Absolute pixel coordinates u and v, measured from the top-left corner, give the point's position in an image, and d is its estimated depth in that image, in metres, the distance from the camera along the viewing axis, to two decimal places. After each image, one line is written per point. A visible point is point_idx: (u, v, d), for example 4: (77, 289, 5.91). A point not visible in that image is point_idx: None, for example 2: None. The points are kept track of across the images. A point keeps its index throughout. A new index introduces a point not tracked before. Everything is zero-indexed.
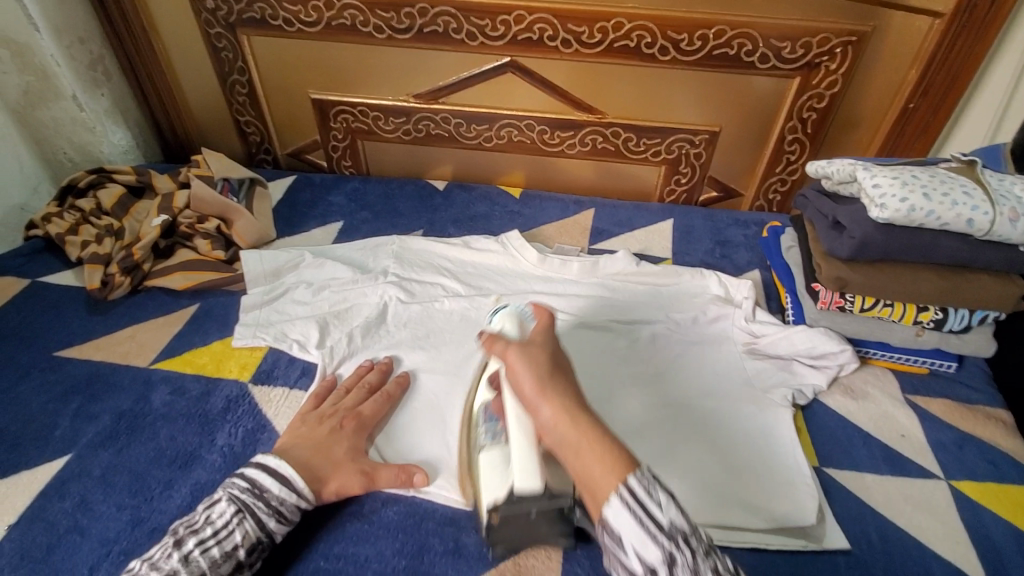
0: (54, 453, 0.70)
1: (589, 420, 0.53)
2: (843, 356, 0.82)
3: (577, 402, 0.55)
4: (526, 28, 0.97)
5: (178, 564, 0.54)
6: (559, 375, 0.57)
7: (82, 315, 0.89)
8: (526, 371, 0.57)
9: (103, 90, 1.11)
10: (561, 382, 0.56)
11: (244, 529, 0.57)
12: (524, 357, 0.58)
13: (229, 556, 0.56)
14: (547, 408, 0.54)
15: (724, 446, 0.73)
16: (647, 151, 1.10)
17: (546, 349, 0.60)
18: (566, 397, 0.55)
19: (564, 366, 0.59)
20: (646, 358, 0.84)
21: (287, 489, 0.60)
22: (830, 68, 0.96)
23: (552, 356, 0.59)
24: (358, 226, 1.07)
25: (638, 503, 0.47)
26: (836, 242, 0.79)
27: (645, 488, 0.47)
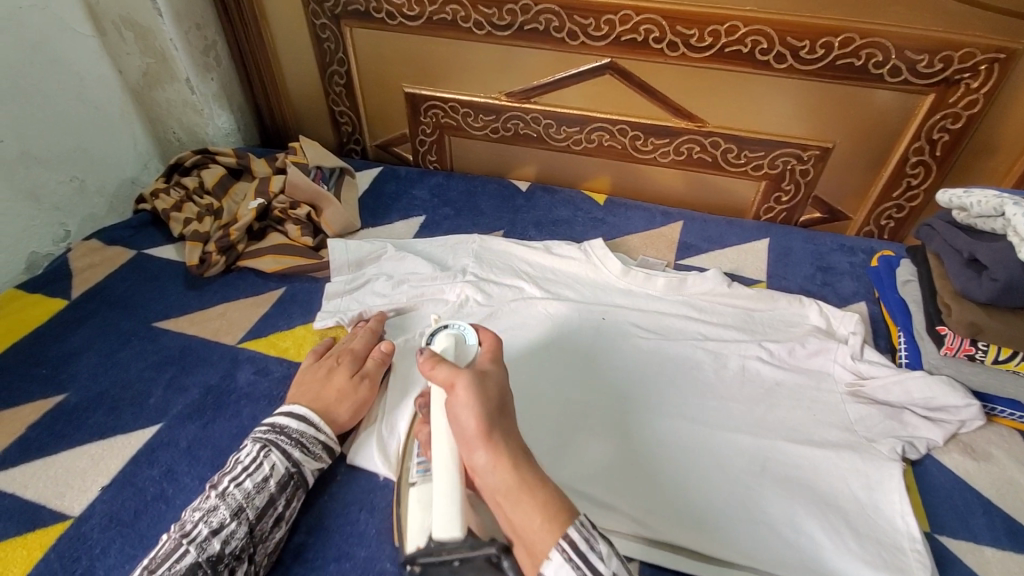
0: (147, 420, 0.74)
1: (530, 468, 0.53)
2: (966, 412, 0.73)
3: (519, 451, 0.55)
4: (631, 29, 0.93)
5: (216, 501, 0.58)
6: (502, 418, 0.57)
7: (179, 289, 0.93)
8: (468, 415, 0.55)
9: (212, 75, 1.15)
10: (502, 431, 0.55)
11: (271, 461, 0.61)
12: (474, 385, 0.57)
13: (262, 489, 0.60)
14: (491, 440, 0.54)
15: (812, 506, 0.66)
16: (748, 165, 1.03)
17: (497, 385, 0.59)
18: (507, 443, 0.54)
19: (502, 410, 0.57)
20: (728, 394, 0.78)
21: (304, 423, 0.65)
22: (970, 86, 0.86)
23: (496, 395, 0.58)
24: (440, 222, 1.06)
25: (580, 557, 0.48)
26: (972, 283, 0.71)
27: (586, 540, 0.50)
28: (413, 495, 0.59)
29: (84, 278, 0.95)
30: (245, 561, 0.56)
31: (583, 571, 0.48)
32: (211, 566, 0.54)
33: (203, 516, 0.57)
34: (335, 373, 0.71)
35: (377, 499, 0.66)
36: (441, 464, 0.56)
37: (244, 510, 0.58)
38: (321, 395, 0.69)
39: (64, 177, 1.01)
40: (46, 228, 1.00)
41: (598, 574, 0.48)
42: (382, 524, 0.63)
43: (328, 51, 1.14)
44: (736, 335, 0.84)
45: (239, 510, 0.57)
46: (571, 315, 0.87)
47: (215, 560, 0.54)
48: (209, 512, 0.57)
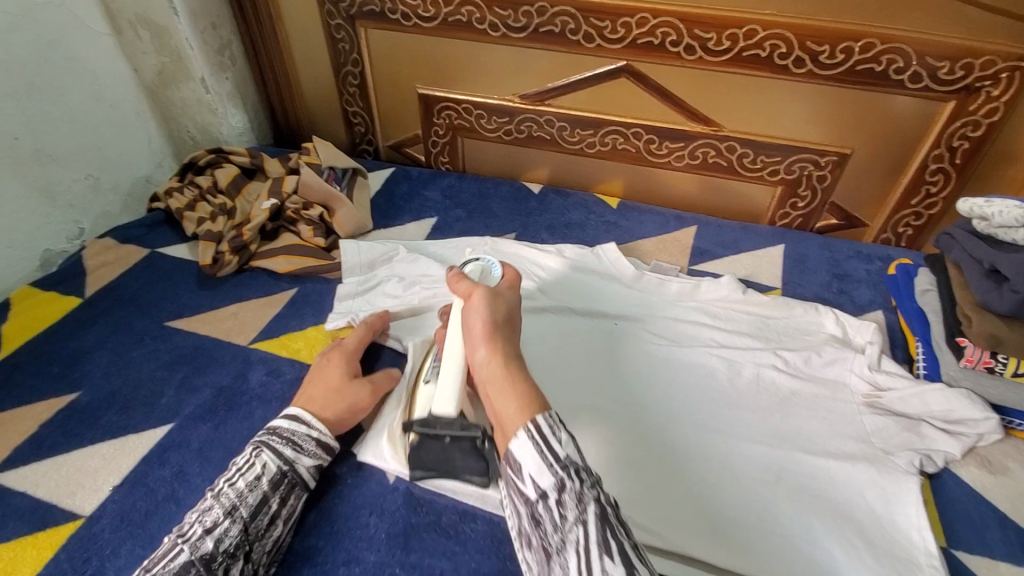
0: (158, 420, 0.74)
1: (518, 365, 0.60)
2: (985, 425, 0.71)
3: (513, 350, 0.62)
4: (647, 32, 0.92)
5: (210, 501, 0.58)
6: (506, 327, 0.65)
7: (192, 288, 0.93)
8: (478, 325, 0.63)
9: (227, 74, 1.16)
10: (501, 335, 0.63)
11: (263, 460, 0.61)
12: (487, 300, 0.65)
13: (255, 486, 0.59)
14: (491, 340, 0.62)
15: (823, 514, 0.65)
16: (764, 170, 1.02)
17: (507, 302, 0.67)
18: (505, 346, 0.62)
19: (509, 324, 0.65)
20: (742, 400, 0.77)
21: (295, 422, 0.65)
22: (991, 94, 0.84)
23: (505, 310, 0.66)
24: (452, 224, 1.06)
25: (541, 437, 0.51)
26: (993, 295, 0.70)
27: (550, 426, 0.52)
28: (424, 390, 0.69)
29: (98, 276, 0.95)
30: (241, 560, 0.55)
31: (541, 450, 0.50)
32: (204, 564, 0.53)
33: (197, 516, 0.56)
34: (330, 372, 0.71)
35: (388, 503, 0.65)
36: (451, 360, 0.65)
37: (238, 508, 0.57)
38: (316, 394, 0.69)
39: (80, 174, 1.02)
40: (60, 225, 1.01)
41: (556, 455, 0.50)
42: (393, 528, 0.63)
43: (342, 51, 1.14)
44: (750, 342, 0.84)
45: (232, 509, 0.57)
46: (585, 320, 0.86)
47: (209, 558, 0.53)
48: (203, 512, 0.57)
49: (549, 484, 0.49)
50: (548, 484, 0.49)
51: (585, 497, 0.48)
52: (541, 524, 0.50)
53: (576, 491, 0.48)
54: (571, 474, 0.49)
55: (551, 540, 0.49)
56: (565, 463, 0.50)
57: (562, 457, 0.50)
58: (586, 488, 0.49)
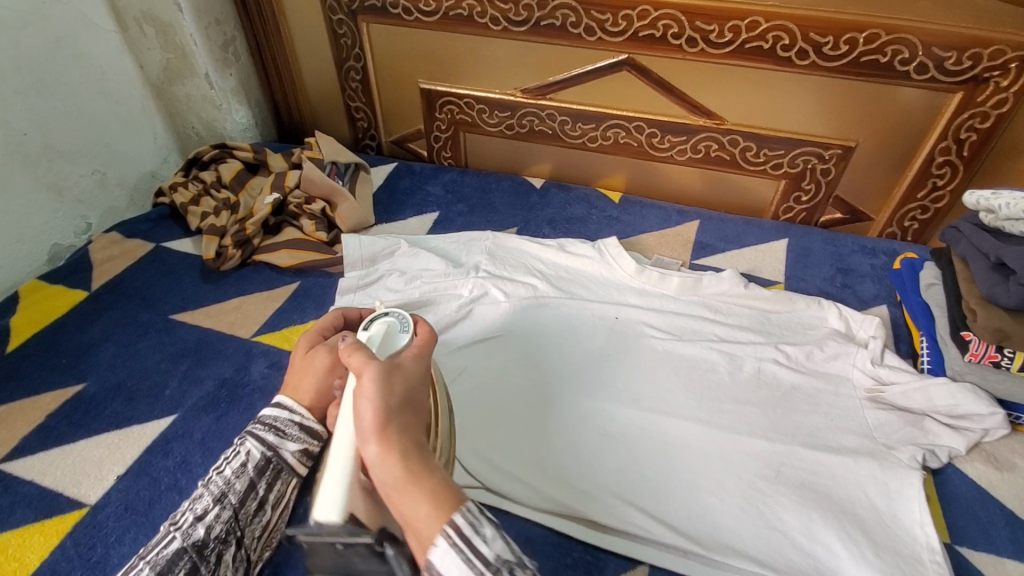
0: (162, 411, 0.75)
1: (419, 456, 0.49)
2: (991, 420, 0.70)
3: (416, 443, 0.50)
4: (649, 24, 0.91)
5: (202, 489, 0.58)
6: (405, 411, 0.52)
7: (196, 282, 0.94)
8: (369, 404, 0.51)
9: (231, 70, 1.17)
10: (399, 417, 0.51)
11: (247, 448, 0.60)
12: (379, 379, 0.52)
13: (240, 474, 0.59)
14: (388, 419, 0.50)
15: (824, 513, 0.64)
16: (766, 163, 1.01)
17: (409, 377, 0.55)
18: (405, 434, 0.50)
19: (412, 397, 0.54)
20: (742, 398, 0.76)
21: (277, 408, 0.63)
22: (1000, 84, 0.83)
23: (404, 382, 0.54)
24: (453, 218, 1.06)
25: (465, 541, 0.43)
26: (1000, 288, 0.68)
27: (472, 524, 0.45)
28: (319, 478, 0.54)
29: (104, 269, 0.96)
30: (234, 544, 0.56)
31: (467, 557, 0.43)
32: (196, 551, 0.54)
33: (190, 504, 0.57)
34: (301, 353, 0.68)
35: None
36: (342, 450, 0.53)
37: (226, 495, 0.57)
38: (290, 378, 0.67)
39: (87, 170, 1.03)
40: (68, 220, 1.02)
41: (483, 558, 0.43)
42: None
43: (344, 46, 1.14)
44: (751, 337, 0.83)
45: (221, 496, 0.57)
46: (582, 314, 0.86)
47: (200, 545, 0.54)
48: (195, 500, 0.57)
49: None
50: None
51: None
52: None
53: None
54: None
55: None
56: (495, 566, 0.43)
57: (491, 559, 0.43)
58: None
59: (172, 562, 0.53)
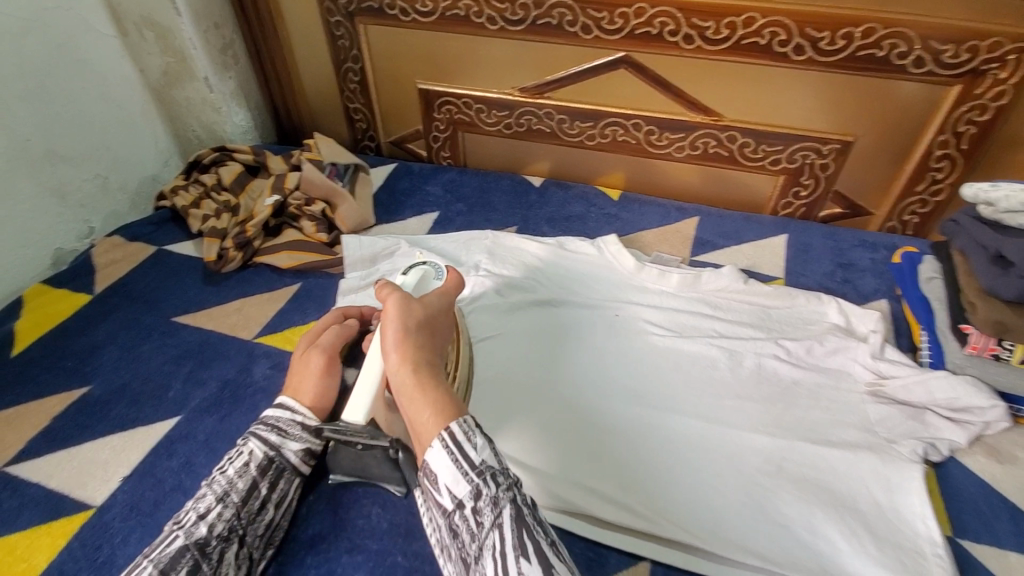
0: (166, 413, 0.76)
1: (430, 373, 0.58)
2: (992, 413, 0.70)
3: (428, 364, 0.59)
4: (645, 21, 0.91)
5: (204, 489, 0.58)
6: (424, 334, 0.62)
7: (198, 284, 0.95)
8: (393, 330, 0.61)
9: (230, 73, 1.18)
10: (418, 340, 0.61)
11: (250, 448, 0.60)
12: (401, 310, 0.63)
13: (243, 473, 0.59)
14: (408, 341, 0.60)
15: (824, 506, 0.65)
16: (765, 159, 1.01)
17: (426, 308, 0.65)
18: (419, 356, 0.59)
19: (432, 330, 0.64)
20: (743, 394, 0.76)
21: (279, 408, 0.64)
22: (998, 77, 0.83)
23: (426, 314, 0.64)
24: (453, 218, 1.06)
25: (456, 446, 0.51)
26: (1000, 281, 0.68)
27: (465, 433, 0.52)
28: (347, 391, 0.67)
29: (107, 273, 0.97)
30: (236, 543, 0.56)
31: (456, 457, 0.51)
32: (199, 549, 0.54)
33: (192, 503, 0.57)
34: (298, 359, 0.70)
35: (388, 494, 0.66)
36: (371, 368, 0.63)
37: (229, 494, 0.57)
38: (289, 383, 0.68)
39: (89, 174, 1.04)
40: (71, 225, 1.03)
41: (470, 461, 0.50)
42: (394, 518, 0.64)
43: (342, 48, 1.14)
44: (751, 332, 0.83)
45: (224, 495, 0.57)
46: (582, 312, 0.87)
47: (202, 543, 0.54)
48: (197, 500, 0.57)
49: (465, 493, 0.50)
50: (464, 493, 0.50)
51: (500, 501, 0.49)
52: (459, 534, 0.51)
53: (491, 494, 0.49)
54: (487, 480, 0.50)
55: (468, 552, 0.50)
56: (480, 469, 0.50)
57: (477, 463, 0.50)
58: (501, 491, 0.49)
59: (174, 560, 0.52)
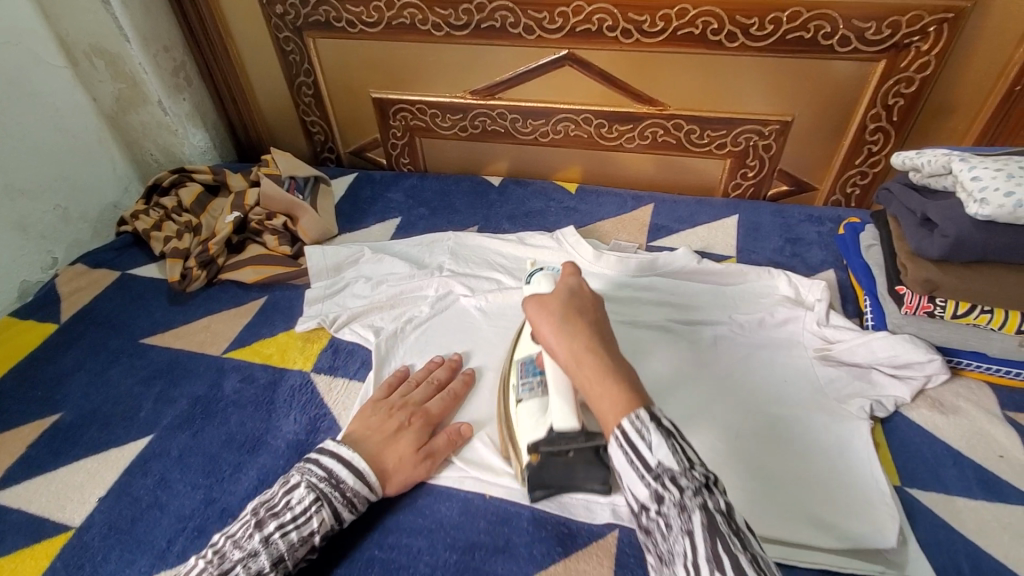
0: (138, 433, 0.76)
1: (599, 359, 0.54)
2: (930, 366, 0.75)
3: (599, 345, 0.56)
4: (585, 19, 0.95)
5: (258, 546, 0.57)
6: (575, 317, 0.60)
7: (164, 306, 0.96)
8: (548, 326, 0.60)
9: (184, 95, 1.19)
10: (573, 328, 0.59)
11: (320, 518, 0.60)
12: (537, 307, 0.62)
13: (306, 541, 0.59)
14: (565, 331, 0.58)
15: (800, 460, 0.69)
16: (711, 144, 1.05)
17: (560, 298, 0.62)
18: (585, 337, 0.57)
19: (579, 308, 0.61)
20: (712, 361, 0.80)
21: (361, 483, 0.63)
22: (921, 49, 0.87)
23: (564, 300, 0.61)
24: (415, 222, 1.08)
25: (628, 443, 0.48)
26: (926, 241, 0.71)
27: (637, 430, 0.48)
28: (523, 408, 0.66)
29: (71, 301, 0.97)
30: None
31: (632, 458, 0.48)
32: None
33: (243, 558, 0.57)
34: (403, 437, 0.68)
35: None
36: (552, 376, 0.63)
37: (284, 560, 0.58)
38: (378, 454, 0.66)
39: (48, 206, 1.03)
40: (34, 257, 1.02)
41: (646, 462, 0.47)
42: (368, 514, 0.66)
43: (294, 63, 1.16)
44: (707, 308, 0.87)
45: (279, 562, 0.58)
46: None
47: None
48: (249, 554, 0.57)
49: (647, 495, 0.48)
50: (647, 495, 0.48)
51: (688, 505, 0.45)
52: (653, 532, 0.48)
53: (676, 499, 0.45)
54: (665, 484, 0.46)
55: (663, 550, 0.47)
56: (658, 471, 0.47)
57: (652, 465, 0.47)
58: (687, 496, 0.45)
59: None
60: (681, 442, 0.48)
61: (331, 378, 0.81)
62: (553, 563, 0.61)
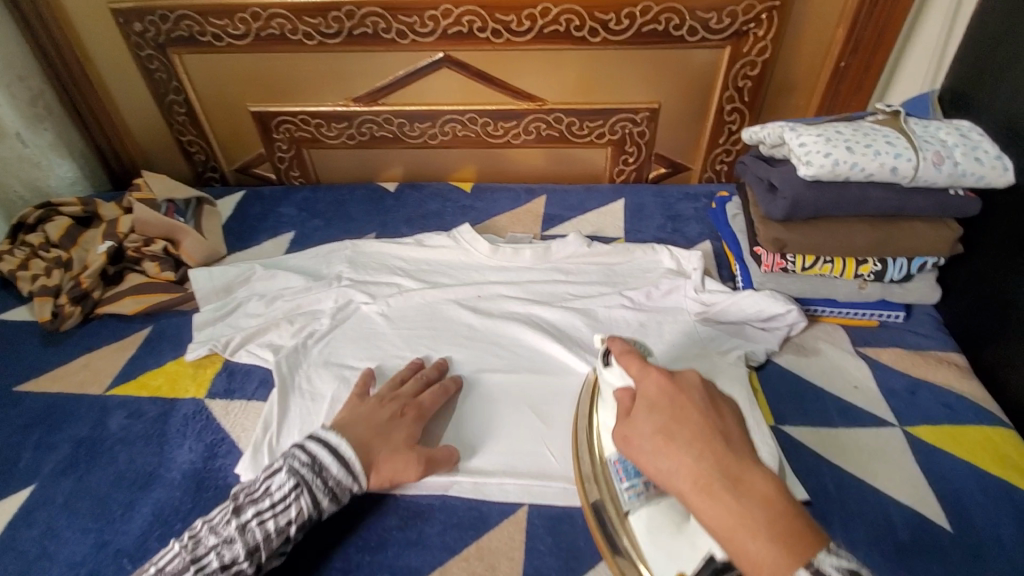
0: (16, 486, 0.70)
1: (728, 498, 0.44)
2: (791, 317, 0.83)
3: (726, 481, 0.45)
4: (454, 21, 0.98)
5: (234, 533, 0.57)
6: (674, 445, 0.48)
7: (37, 348, 0.88)
8: (646, 463, 0.50)
9: (46, 124, 1.10)
10: (674, 461, 0.48)
11: (299, 506, 0.59)
12: (632, 441, 0.51)
13: (282, 530, 0.58)
14: (665, 463, 0.48)
15: None
16: (591, 134, 1.11)
17: (650, 418, 0.51)
18: (695, 463, 0.47)
19: (670, 426, 0.50)
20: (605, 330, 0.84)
21: (345, 471, 0.61)
22: (757, 34, 0.97)
23: (654, 424, 0.51)
24: (310, 235, 1.06)
25: None
26: (771, 204, 0.80)
27: None
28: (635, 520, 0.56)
29: None
30: None
31: None
32: None
33: (218, 544, 0.57)
34: (396, 425, 0.67)
35: None
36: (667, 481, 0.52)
37: (259, 548, 0.57)
38: (371, 439, 0.65)
39: None
40: None
41: None
42: None
43: (161, 81, 1.11)
44: (601, 287, 0.91)
45: (254, 551, 0.57)
46: (451, 305, 0.89)
47: None
48: (225, 541, 0.57)
49: None
50: None
51: None
52: None
53: None
54: None
55: None
56: None
57: None
58: None
59: None
60: None
61: (228, 402, 0.78)
62: (466, 547, 0.62)
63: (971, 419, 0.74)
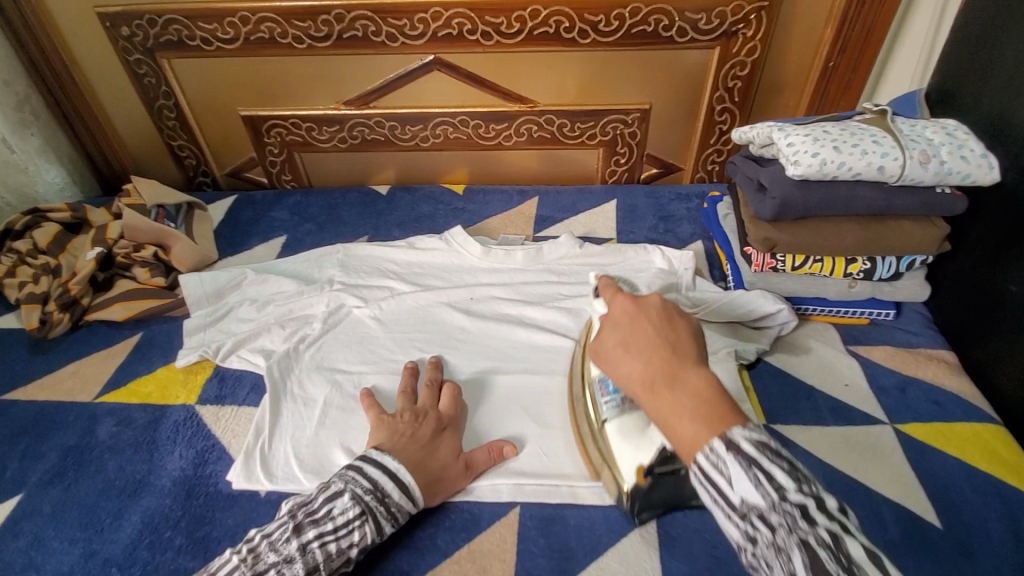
0: (4, 496, 0.70)
1: (669, 393, 0.48)
2: (782, 316, 0.83)
3: (669, 377, 0.49)
4: (444, 24, 0.98)
5: (295, 553, 0.56)
6: (630, 352, 0.52)
7: (25, 357, 0.88)
8: (608, 368, 0.54)
9: (32, 130, 1.09)
10: (628, 365, 0.52)
11: (362, 532, 0.58)
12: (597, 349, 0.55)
13: (343, 553, 0.57)
14: (620, 366, 0.52)
15: None
16: (583, 135, 1.11)
17: (613, 339, 0.54)
18: (645, 365, 0.50)
19: (628, 338, 0.53)
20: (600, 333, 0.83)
21: (406, 497, 0.61)
22: (746, 35, 0.97)
23: (619, 334, 0.54)
24: (302, 239, 1.06)
25: (706, 477, 0.44)
26: (760, 204, 0.80)
27: (715, 465, 0.44)
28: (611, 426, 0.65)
29: None
30: None
31: (715, 497, 0.44)
32: None
33: (277, 563, 0.56)
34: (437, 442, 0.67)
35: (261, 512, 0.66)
36: None
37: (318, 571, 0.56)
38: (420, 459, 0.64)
39: None
40: None
41: (731, 501, 0.43)
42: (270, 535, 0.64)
43: (150, 86, 1.11)
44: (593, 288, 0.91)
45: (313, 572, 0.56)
46: (442, 305, 0.89)
47: None
48: (284, 560, 0.56)
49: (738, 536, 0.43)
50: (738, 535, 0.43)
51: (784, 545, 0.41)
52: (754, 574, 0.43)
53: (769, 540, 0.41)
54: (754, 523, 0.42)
55: None
56: (744, 509, 0.43)
57: (738, 504, 0.43)
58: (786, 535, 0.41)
59: None
60: (767, 467, 0.42)
61: (218, 408, 0.78)
62: (456, 548, 0.62)
63: (961, 416, 0.74)
